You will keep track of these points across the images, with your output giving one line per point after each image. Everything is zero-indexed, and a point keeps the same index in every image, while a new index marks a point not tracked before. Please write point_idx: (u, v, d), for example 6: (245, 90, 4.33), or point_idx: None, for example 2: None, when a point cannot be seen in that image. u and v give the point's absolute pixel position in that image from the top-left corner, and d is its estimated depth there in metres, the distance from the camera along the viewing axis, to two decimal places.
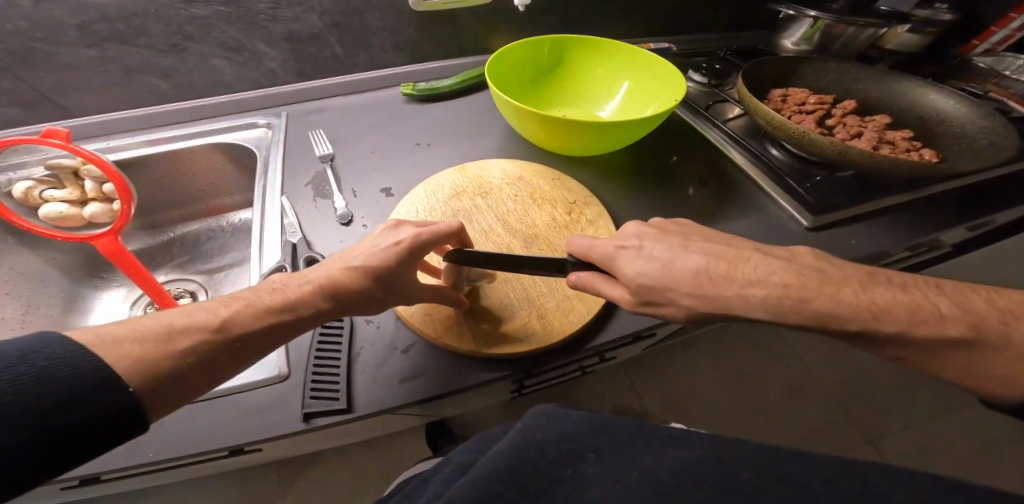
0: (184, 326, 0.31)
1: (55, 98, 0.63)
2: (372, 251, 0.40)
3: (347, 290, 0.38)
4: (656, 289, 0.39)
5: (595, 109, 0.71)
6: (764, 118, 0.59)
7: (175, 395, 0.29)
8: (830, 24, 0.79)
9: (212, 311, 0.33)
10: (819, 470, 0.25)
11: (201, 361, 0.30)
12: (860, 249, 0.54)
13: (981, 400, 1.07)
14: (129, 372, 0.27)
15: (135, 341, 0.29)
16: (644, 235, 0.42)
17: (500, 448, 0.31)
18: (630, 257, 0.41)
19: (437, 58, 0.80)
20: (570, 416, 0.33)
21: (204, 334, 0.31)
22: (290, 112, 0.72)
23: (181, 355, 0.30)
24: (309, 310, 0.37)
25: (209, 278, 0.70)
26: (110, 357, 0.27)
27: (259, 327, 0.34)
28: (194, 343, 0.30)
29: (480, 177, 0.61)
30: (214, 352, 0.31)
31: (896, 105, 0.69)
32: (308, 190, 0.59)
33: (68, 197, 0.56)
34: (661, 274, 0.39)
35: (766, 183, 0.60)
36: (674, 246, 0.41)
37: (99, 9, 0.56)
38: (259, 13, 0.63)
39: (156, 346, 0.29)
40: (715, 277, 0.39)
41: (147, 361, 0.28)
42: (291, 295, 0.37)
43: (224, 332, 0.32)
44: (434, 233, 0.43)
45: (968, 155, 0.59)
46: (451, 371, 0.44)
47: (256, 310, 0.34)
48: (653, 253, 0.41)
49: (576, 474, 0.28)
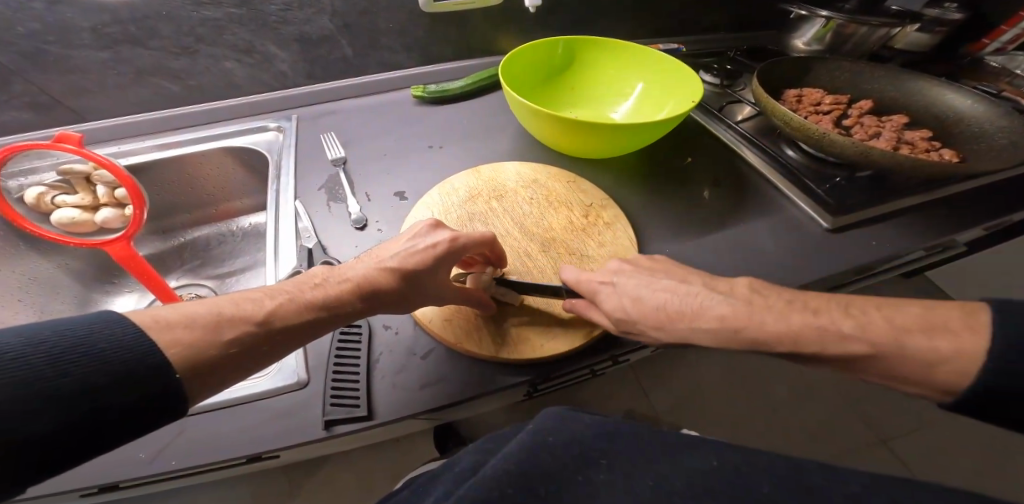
0: (232, 316, 0.31)
1: (67, 102, 0.63)
2: (408, 253, 0.41)
3: (380, 291, 0.39)
4: (629, 322, 0.42)
5: (609, 110, 0.70)
6: (781, 119, 0.59)
7: (217, 381, 0.29)
8: (842, 23, 0.78)
9: (256, 304, 0.33)
10: (860, 479, 0.24)
11: (240, 352, 0.30)
12: (880, 250, 0.54)
13: None
14: (177, 357, 0.27)
15: (186, 326, 0.29)
16: (621, 270, 0.45)
17: (510, 449, 0.30)
18: (608, 293, 0.43)
19: (447, 59, 0.80)
20: (582, 419, 0.32)
21: (248, 326, 0.31)
22: (301, 115, 0.72)
23: (224, 345, 0.30)
24: (337, 313, 0.36)
25: (220, 283, 0.71)
26: (162, 340, 0.27)
27: (294, 321, 0.34)
28: (238, 335, 0.31)
29: (495, 180, 0.60)
30: (254, 343, 0.31)
31: (911, 104, 0.68)
32: (322, 194, 0.59)
33: (80, 202, 0.56)
34: (628, 306, 0.42)
35: (783, 184, 0.60)
36: (646, 282, 0.43)
37: (112, 11, 0.56)
38: (270, 15, 0.63)
39: (202, 334, 0.29)
40: (672, 309, 0.41)
41: (194, 347, 0.28)
42: (329, 293, 0.37)
43: (267, 326, 0.32)
44: (471, 240, 0.43)
45: (987, 155, 0.59)
46: (470, 377, 0.44)
47: (297, 305, 0.35)
48: (628, 289, 0.43)
49: (589, 479, 0.28)
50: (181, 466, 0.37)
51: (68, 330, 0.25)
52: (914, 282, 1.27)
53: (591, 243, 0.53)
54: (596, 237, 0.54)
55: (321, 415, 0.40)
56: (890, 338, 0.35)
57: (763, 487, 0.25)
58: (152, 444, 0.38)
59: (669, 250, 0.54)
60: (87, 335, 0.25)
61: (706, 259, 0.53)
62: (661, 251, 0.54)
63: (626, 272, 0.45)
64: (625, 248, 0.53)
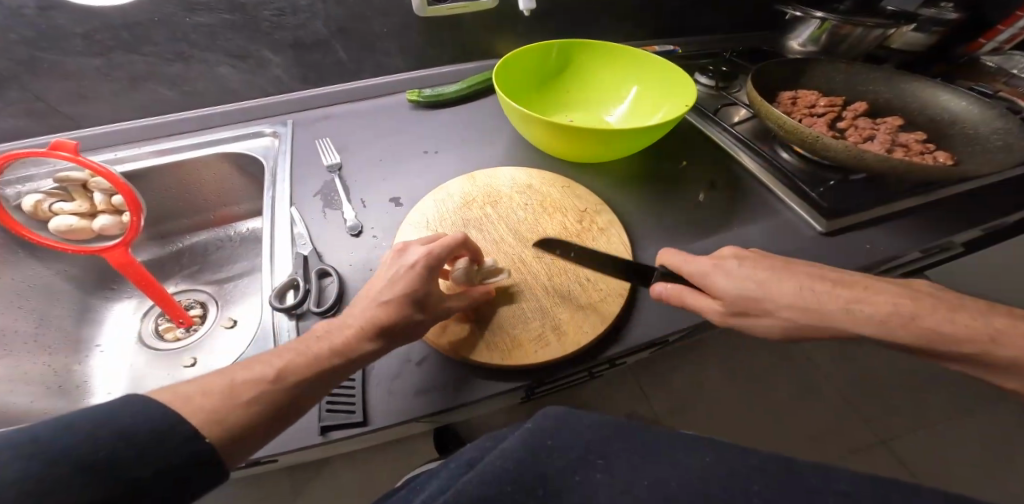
0: (244, 380, 0.32)
1: (62, 108, 0.63)
2: (389, 282, 0.41)
3: (388, 325, 0.38)
4: (753, 300, 0.41)
5: (604, 114, 0.70)
6: (777, 122, 0.59)
7: (250, 443, 0.31)
8: (837, 24, 0.78)
9: (268, 364, 0.34)
10: (846, 487, 0.24)
11: (265, 413, 0.31)
12: (874, 253, 0.54)
13: (989, 401, 1.06)
14: (205, 427, 0.29)
15: (205, 397, 0.30)
16: (741, 256, 0.43)
17: (507, 447, 0.30)
18: (724, 272, 0.42)
19: (442, 63, 0.80)
20: (582, 421, 0.32)
21: (266, 385, 0.32)
22: (296, 120, 0.72)
23: (246, 405, 0.31)
24: (352, 356, 0.36)
25: (218, 288, 0.70)
26: (187, 414, 0.29)
27: (311, 373, 0.34)
28: (256, 394, 0.32)
29: (490, 185, 0.60)
30: (277, 401, 0.32)
31: (906, 106, 0.69)
32: (317, 200, 0.59)
33: (77, 209, 0.56)
34: (767, 289, 0.41)
35: (778, 187, 0.60)
36: (783, 272, 0.42)
37: (105, 18, 0.56)
38: (264, 20, 0.63)
39: (225, 400, 0.31)
40: (832, 296, 0.40)
41: (217, 417, 0.30)
42: (336, 340, 0.37)
43: (283, 381, 0.33)
44: (444, 248, 0.43)
45: (982, 156, 0.59)
46: (464, 383, 0.44)
47: (306, 359, 0.35)
48: (729, 272, 0.42)
49: (585, 479, 0.28)
50: None
51: (99, 416, 0.27)
52: None
53: (585, 249, 0.53)
54: (590, 242, 0.54)
55: (316, 422, 0.40)
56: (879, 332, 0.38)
57: (753, 487, 0.25)
58: None
59: None
60: (121, 416, 0.27)
61: None
62: (656, 255, 0.54)
63: (748, 260, 0.43)
64: (619, 253, 0.53)
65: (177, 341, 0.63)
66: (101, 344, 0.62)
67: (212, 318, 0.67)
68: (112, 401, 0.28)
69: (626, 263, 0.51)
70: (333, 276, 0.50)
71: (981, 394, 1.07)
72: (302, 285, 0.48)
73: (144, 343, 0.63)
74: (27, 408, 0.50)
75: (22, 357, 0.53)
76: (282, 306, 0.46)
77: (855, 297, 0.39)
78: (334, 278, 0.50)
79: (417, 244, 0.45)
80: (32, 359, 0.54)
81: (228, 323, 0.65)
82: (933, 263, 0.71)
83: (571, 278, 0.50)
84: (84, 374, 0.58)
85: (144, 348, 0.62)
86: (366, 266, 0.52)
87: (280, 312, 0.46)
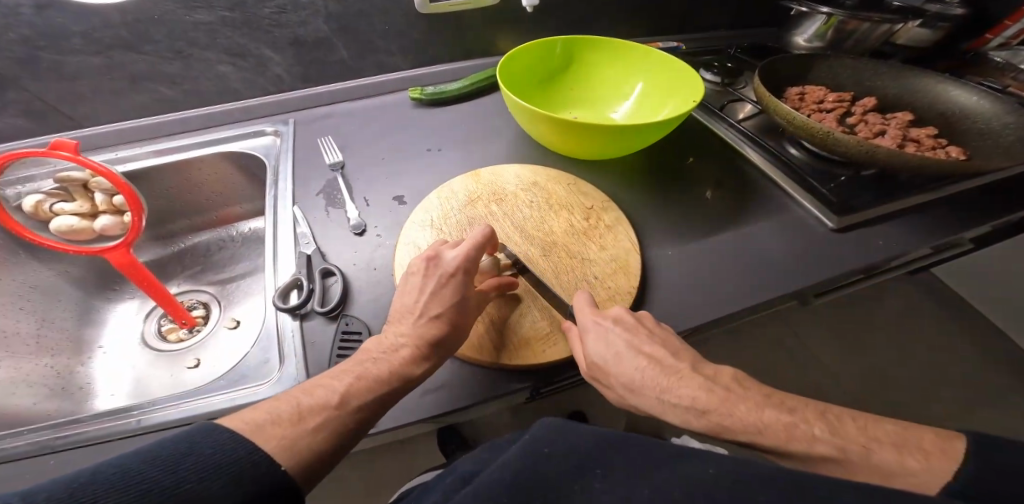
0: (311, 405, 0.35)
1: (62, 108, 0.62)
2: (433, 295, 0.43)
3: (437, 342, 0.41)
4: (602, 369, 0.41)
5: (608, 111, 0.70)
6: (786, 118, 0.58)
7: (315, 469, 0.33)
8: (843, 20, 0.78)
9: (332, 390, 0.36)
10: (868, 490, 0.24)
11: (332, 436, 0.34)
12: (885, 250, 0.53)
13: (998, 401, 1.05)
14: (279, 454, 0.32)
15: (276, 424, 0.33)
16: (623, 318, 0.43)
17: (507, 459, 0.31)
18: (599, 333, 0.41)
19: (444, 61, 0.80)
20: (581, 429, 0.32)
21: (329, 411, 0.35)
22: (298, 118, 0.71)
23: (313, 431, 0.34)
24: (408, 378, 0.39)
25: (221, 289, 0.70)
26: (262, 441, 0.31)
27: (371, 398, 0.37)
28: (321, 420, 0.34)
29: (494, 183, 0.60)
30: (339, 428, 0.35)
31: (915, 102, 0.68)
32: (320, 199, 0.58)
33: (78, 210, 0.56)
34: (619, 363, 0.40)
35: (786, 183, 0.59)
36: (632, 341, 0.41)
37: (103, 16, 0.55)
38: (264, 18, 0.62)
39: (294, 426, 0.33)
40: (654, 382, 0.39)
41: (291, 444, 0.32)
42: (394, 363, 0.39)
43: (344, 407, 0.36)
44: (477, 248, 0.46)
45: (994, 152, 0.58)
46: (470, 383, 0.43)
47: (368, 382, 0.37)
48: (601, 337, 0.41)
49: (586, 488, 0.28)
50: None
51: (184, 445, 0.29)
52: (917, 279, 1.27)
53: (593, 247, 0.53)
54: (598, 240, 0.53)
55: None
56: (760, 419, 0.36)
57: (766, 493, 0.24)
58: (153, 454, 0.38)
59: (672, 253, 0.53)
60: (199, 448, 0.29)
61: (708, 262, 0.52)
62: (663, 253, 0.53)
63: (625, 326, 0.42)
64: (627, 251, 0.52)
65: (179, 342, 0.62)
66: (104, 345, 0.61)
67: (214, 318, 0.66)
68: (192, 433, 0.30)
69: (635, 261, 0.51)
70: (337, 275, 0.49)
71: (987, 395, 1.06)
72: (305, 284, 0.47)
73: (147, 343, 0.62)
74: (29, 409, 0.50)
75: (22, 359, 0.53)
76: (285, 305, 0.45)
77: (669, 387, 0.39)
78: (338, 278, 0.49)
79: (450, 246, 0.47)
80: (34, 361, 0.54)
81: (231, 323, 0.65)
82: (944, 259, 0.70)
83: (586, 276, 0.50)
84: (87, 375, 0.57)
85: (147, 348, 0.62)
86: (370, 265, 0.52)
87: (284, 312, 0.46)
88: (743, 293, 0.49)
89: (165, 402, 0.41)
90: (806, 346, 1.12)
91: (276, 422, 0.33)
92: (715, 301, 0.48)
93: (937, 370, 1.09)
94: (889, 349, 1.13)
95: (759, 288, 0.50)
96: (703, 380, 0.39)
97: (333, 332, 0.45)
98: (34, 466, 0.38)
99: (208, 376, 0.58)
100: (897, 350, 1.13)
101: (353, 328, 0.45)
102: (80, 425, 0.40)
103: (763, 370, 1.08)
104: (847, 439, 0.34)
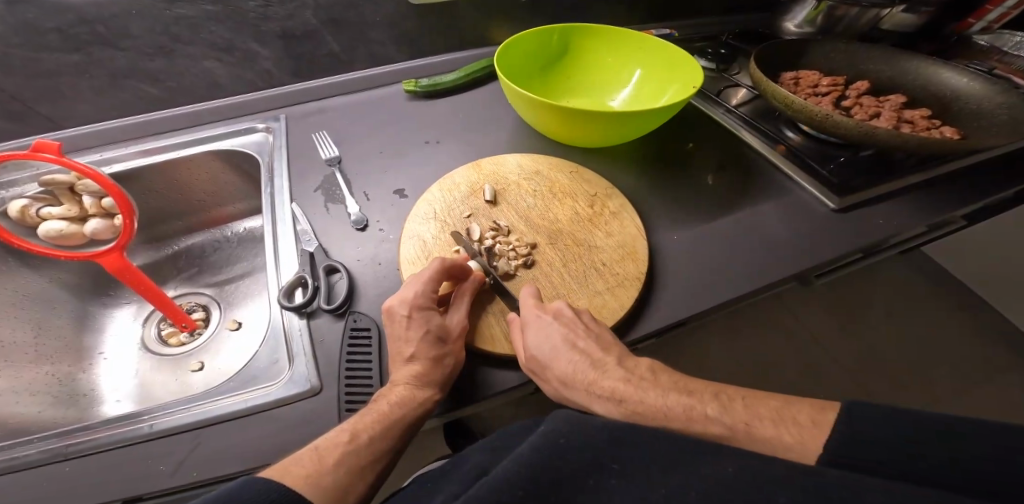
0: (324, 446, 0.34)
1: (42, 109, 0.60)
2: (398, 338, 0.41)
3: (427, 373, 0.39)
4: (540, 361, 0.41)
5: (606, 98, 0.69)
6: (783, 102, 0.59)
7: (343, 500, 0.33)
8: (831, 6, 0.79)
9: (341, 430, 0.36)
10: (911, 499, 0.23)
11: (352, 471, 0.34)
12: (886, 229, 0.54)
13: (993, 375, 1.09)
14: (304, 489, 0.31)
15: (297, 463, 0.33)
16: (562, 312, 0.43)
17: (519, 453, 0.30)
18: (540, 325, 0.42)
19: (437, 52, 0.79)
20: (594, 420, 0.31)
21: (343, 446, 0.34)
22: (289, 114, 0.69)
23: (334, 466, 0.33)
24: (414, 406, 0.38)
25: (220, 290, 0.68)
26: (289, 479, 0.31)
27: (381, 429, 0.36)
28: (338, 457, 0.34)
29: (496, 173, 0.59)
30: (361, 462, 0.34)
31: (907, 85, 0.68)
32: (318, 194, 0.57)
33: (66, 213, 0.54)
34: (555, 358, 0.40)
35: (785, 164, 0.60)
36: (570, 336, 0.41)
37: (79, 11, 0.53)
38: (249, 11, 0.60)
39: (313, 465, 0.33)
40: (583, 373, 0.41)
41: (311, 478, 0.32)
42: (394, 397, 0.38)
43: (356, 442, 0.35)
44: (428, 282, 0.44)
45: (987, 130, 0.59)
46: (486, 378, 0.43)
47: (375, 415, 0.37)
48: (540, 330, 0.41)
49: (600, 485, 0.28)
50: (189, 483, 0.36)
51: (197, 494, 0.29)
52: (906, 261, 1.29)
53: (598, 234, 0.53)
54: (603, 226, 0.53)
55: (337, 414, 0.40)
56: (609, 391, 0.40)
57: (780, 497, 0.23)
58: (162, 462, 0.37)
59: (678, 237, 0.54)
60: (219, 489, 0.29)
61: (714, 245, 0.53)
62: (670, 236, 0.54)
63: (562, 320, 0.43)
64: (633, 236, 0.52)
65: (180, 346, 0.61)
66: (106, 351, 0.60)
67: (215, 320, 0.65)
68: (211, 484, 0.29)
69: (642, 245, 0.51)
70: (342, 272, 0.48)
71: (974, 372, 1.09)
72: (310, 281, 0.47)
73: (146, 348, 0.61)
74: (34, 418, 0.49)
75: (23, 368, 0.52)
76: (291, 304, 0.45)
77: (563, 374, 0.41)
78: (343, 274, 0.49)
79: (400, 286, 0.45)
80: (34, 369, 0.53)
81: (233, 324, 0.64)
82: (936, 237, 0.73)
83: (590, 262, 0.50)
84: (91, 382, 0.56)
85: (146, 354, 0.60)
86: (375, 261, 0.51)
87: (289, 311, 0.45)
88: (750, 275, 0.50)
89: (178, 407, 0.40)
90: (803, 328, 1.15)
91: (300, 465, 0.33)
92: (723, 282, 0.49)
93: (927, 351, 1.12)
94: (884, 329, 1.16)
95: (764, 270, 0.50)
96: (585, 358, 0.41)
97: (342, 330, 0.45)
98: (44, 476, 0.37)
99: (214, 379, 0.57)
100: (889, 330, 1.16)
101: (361, 325, 0.45)
102: (91, 432, 0.39)
103: (763, 354, 1.10)
104: (607, 382, 0.40)
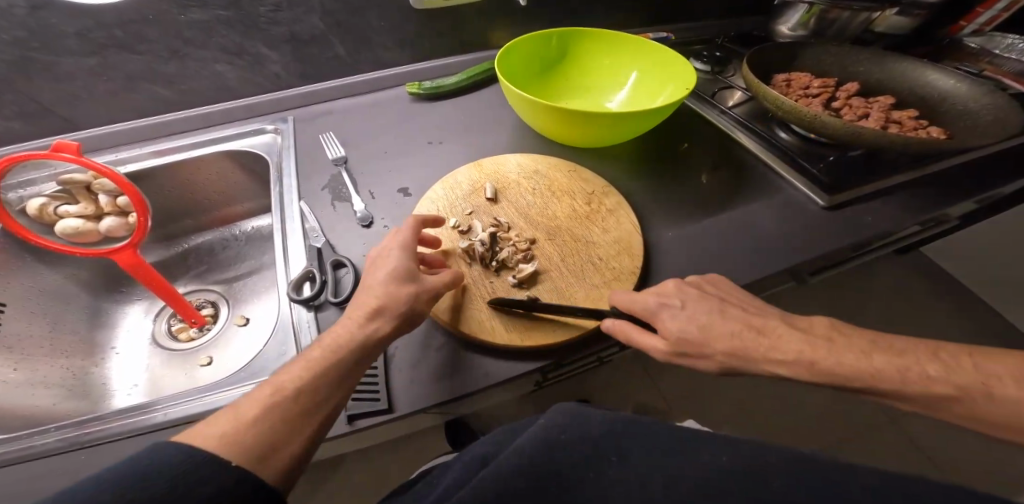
0: (246, 404, 0.33)
1: (59, 110, 0.62)
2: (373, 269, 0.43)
3: (376, 305, 0.39)
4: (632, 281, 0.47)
5: (604, 100, 0.71)
6: (774, 103, 0.61)
7: (271, 460, 0.31)
8: (823, 9, 0.80)
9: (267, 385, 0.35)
10: None
11: (277, 421, 0.32)
12: (874, 226, 0.56)
13: None
14: (220, 451, 0.30)
15: (217, 426, 0.32)
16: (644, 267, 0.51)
17: (518, 446, 0.31)
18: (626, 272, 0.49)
19: (439, 56, 0.81)
20: (592, 415, 0.32)
21: (265, 399, 0.33)
22: (296, 116, 0.72)
23: (252, 423, 0.32)
24: (347, 346, 0.37)
25: (228, 287, 0.70)
26: (205, 443, 0.30)
27: (309, 376, 0.35)
28: (258, 409, 0.32)
29: (497, 172, 0.61)
30: (284, 413, 0.33)
31: (898, 86, 0.70)
32: (326, 193, 0.59)
33: (83, 212, 0.56)
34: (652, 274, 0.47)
35: (778, 164, 0.62)
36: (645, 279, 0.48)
37: (97, 16, 0.55)
38: (259, 16, 0.62)
39: (228, 425, 0.32)
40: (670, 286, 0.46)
41: (230, 437, 0.31)
42: (331, 341, 0.37)
43: (281, 394, 0.34)
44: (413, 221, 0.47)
45: (973, 130, 0.61)
46: (487, 368, 0.45)
47: (304, 362, 0.36)
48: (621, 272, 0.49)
49: (599, 478, 0.28)
50: None
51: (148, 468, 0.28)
52: (903, 261, 1.30)
53: (596, 230, 0.55)
54: (600, 223, 0.55)
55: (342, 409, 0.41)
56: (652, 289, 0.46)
57: (773, 481, 0.24)
58: None
59: (672, 234, 0.56)
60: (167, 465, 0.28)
61: (708, 242, 0.54)
62: (664, 233, 0.56)
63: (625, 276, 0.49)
64: (629, 232, 0.54)
65: (190, 341, 0.63)
66: (117, 346, 0.62)
67: (223, 316, 0.67)
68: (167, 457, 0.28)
69: (638, 242, 0.53)
70: (349, 267, 0.50)
71: None
72: (318, 276, 0.49)
73: (157, 342, 0.63)
74: (51, 410, 0.51)
75: (40, 361, 0.54)
76: (299, 297, 0.47)
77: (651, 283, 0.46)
78: (349, 269, 0.51)
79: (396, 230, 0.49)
80: (49, 363, 0.54)
81: (240, 320, 0.66)
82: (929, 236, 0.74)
83: (587, 256, 0.52)
84: (103, 376, 0.58)
85: (157, 348, 0.62)
86: None
87: (298, 304, 0.47)
88: (742, 271, 0.51)
89: (189, 396, 0.42)
90: None
91: (218, 426, 0.32)
92: None
93: None
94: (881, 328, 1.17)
95: (756, 265, 0.52)
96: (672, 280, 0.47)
97: None
98: (65, 461, 0.39)
99: (222, 373, 0.59)
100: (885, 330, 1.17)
101: None
102: (107, 421, 0.40)
103: None
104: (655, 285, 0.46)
